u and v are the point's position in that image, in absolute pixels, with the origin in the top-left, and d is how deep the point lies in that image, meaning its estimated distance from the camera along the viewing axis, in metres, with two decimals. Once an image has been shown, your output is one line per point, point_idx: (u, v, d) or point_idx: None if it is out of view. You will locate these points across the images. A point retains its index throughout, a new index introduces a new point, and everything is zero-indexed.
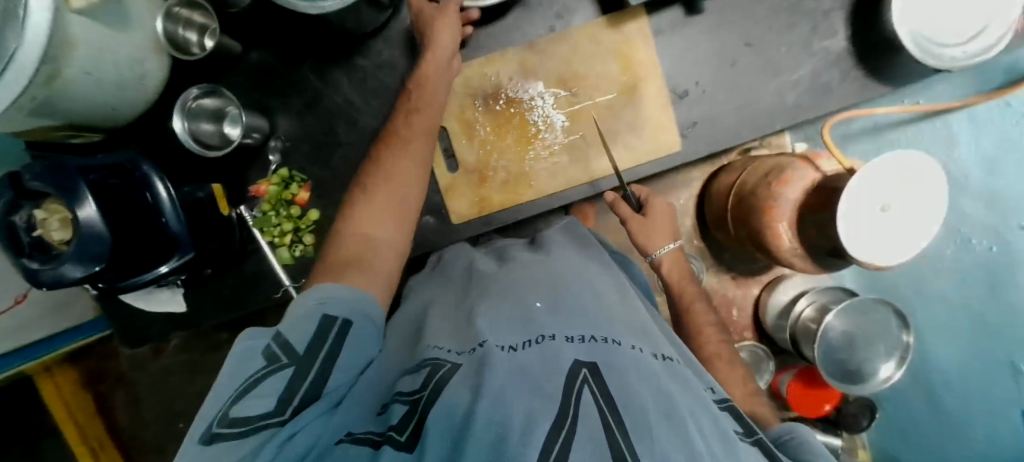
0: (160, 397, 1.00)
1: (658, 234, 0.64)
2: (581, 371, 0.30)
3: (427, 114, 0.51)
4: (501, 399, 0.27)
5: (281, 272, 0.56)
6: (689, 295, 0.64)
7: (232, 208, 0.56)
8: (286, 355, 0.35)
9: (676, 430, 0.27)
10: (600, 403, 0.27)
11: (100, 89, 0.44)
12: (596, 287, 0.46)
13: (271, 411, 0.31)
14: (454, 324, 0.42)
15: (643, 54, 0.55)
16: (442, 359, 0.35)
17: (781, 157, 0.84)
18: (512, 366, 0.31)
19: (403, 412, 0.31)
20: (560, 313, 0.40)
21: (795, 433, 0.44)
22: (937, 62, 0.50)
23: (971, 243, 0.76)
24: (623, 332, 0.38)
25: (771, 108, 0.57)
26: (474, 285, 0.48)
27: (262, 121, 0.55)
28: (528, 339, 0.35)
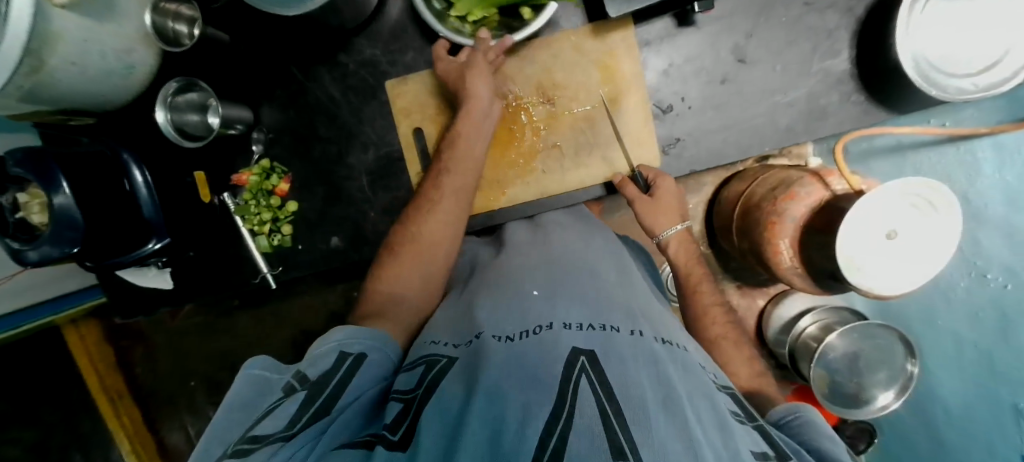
0: (174, 355, 1.05)
1: (664, 215, 0.53)
2: (578, 360, 0.30)
3: (460, 173, 0.53)
4: (497, 396, 0.28)
5: (259, 260, 0.60)
6: (697, 277, 0.54)
7: (215, 196, 0.60)
8: (301, 382, 0.35)
9: (675, 416, 0.26)
10: (598, 393, 0.27)
11: (88, 77, 0.46)
12: (595, 269, 0.47)
13: (282, 429, 0.29)
14: (455, 319, 0.45)
15: (625, 64, 0.54)
16: (438, 354, 0.39)
17: (793, 169, 0.78)
18: (509, 361, 0.32)
19: (397, 411, 0.33)
20: (557, 299, 0.40)
21: (798, 414, 0.39)
22: (943, 94, 0.47)
23: (985, 278, 0.70)
24: (620, 317, 0.38)
25: (762, 129, 0.55)
26: (482, 274, 0.50)
27: (248, 112, 0.60)
28: (525, 329, 0.36)
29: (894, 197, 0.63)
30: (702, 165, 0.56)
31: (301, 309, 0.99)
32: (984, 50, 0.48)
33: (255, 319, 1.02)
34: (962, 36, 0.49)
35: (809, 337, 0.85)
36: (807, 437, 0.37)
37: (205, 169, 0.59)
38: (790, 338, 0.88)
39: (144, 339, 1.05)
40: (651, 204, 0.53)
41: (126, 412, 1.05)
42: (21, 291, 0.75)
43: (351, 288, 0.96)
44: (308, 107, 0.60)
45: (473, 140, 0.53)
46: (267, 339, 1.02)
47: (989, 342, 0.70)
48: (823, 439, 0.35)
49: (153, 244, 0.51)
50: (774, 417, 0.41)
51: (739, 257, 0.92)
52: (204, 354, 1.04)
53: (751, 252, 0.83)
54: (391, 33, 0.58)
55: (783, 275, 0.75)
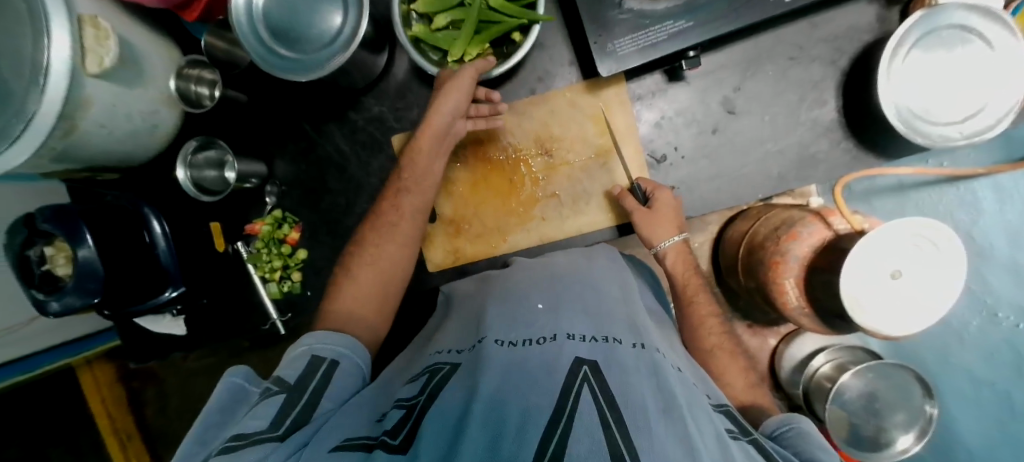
0: (182, 397, 1.06)
1: (659, 230, 0.52)
2: (582, 369, 0.31)
3: (418, 194, 0.55)
4: (500, 399, 0.29)
5: (269, 306, 0.62)
6: (692, 289, 0.55)
7: (229, 244, 0.63)
8: (278, 385, 0.38)
9: (674, 424, 0.27)
10: (599, 400, 0.28)
11: (114, 137, 0.50)
12: (597, 285, 0.47)
13: (264, 428, 0.33)
14: (464, 328, 0.45)
15: (619, 118, 0.56)
16: (442, 363, 0.40)
17: (795, 210, 0.79)
18: (510, 367, 0.32)
19: (399, 418, 0.32)
20: (561, 313, 0.41)
21: (793, 424, 0.39)
22: (927, 140, 0.49)
23: (997, 316, 0.70)
24: (622, 330, 0.39)
25: (755, 176, 0.56)
26: (490, 286, 0.52)
27: (261, 166, 0.63)
28: (530, 337, 0.37)
29: (893, 236, 0.63)
30: (697, 211, 0.58)
31: None
32: (967, 98, 0.50)
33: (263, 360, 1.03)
34: (943, 85, 0.50)
35: (822, 377, 0.84)
36: (799, 449, 0.37)
37: (219, 219, 0.62)
38: (804, 378, 0.86)
39: (155, 379, 1.06)
40: (649, 216, 0.52)
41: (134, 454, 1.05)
42: (36, 334, 0.77)
43: None
44: (318, 160, 0.63)
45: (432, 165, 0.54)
46: None
47: None
48: (817, 450, 0.35)
49: (170, 292, 0.54)
50: (770, 428, 0.41)
51: (745, 295, 0.91)
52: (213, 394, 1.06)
53: (758, 290, 0.82)
54: (396, 90, 0.62)
55: (790, 315, 0.75)
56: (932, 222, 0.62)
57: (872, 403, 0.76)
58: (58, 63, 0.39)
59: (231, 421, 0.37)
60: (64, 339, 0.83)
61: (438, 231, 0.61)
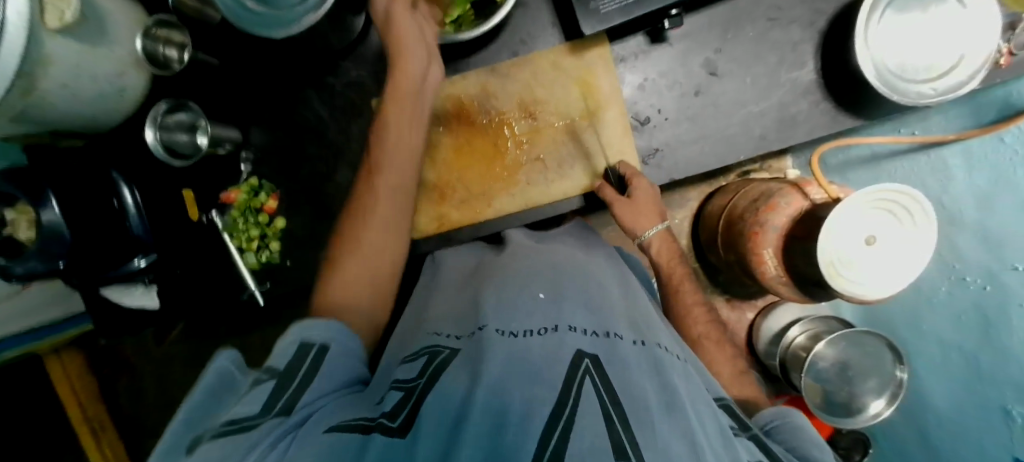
0: (159, 382, 1.08)
1: (642, 221, 0.54)
2: (583, 363, 0.33)
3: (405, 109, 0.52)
4: (499, 390, 0.30)
5: (249, 276, 0.61)
6: (678, 277, 0.56)
7: (203, 213, 0.60)
8: (267, 373, 0.34)
9: (678, 420, 0.29)
10: (602, 394, 0.29)
11: (80, 102, 0.47)
12: (595, 279, 0.49)
13: (253, 414, 0.30)
14: (457, 313, 0.46)
15: (603, 81, 0.56)
16: (440, 346, 0.41)
17: (773, 181, 0.81)
18: (513, 358, 0.34)
19: (397, 398, 0.33)
20: (561, 303, 0.42)
21: (787, 418, 0.41)
22: (902, 97, 0.50)
23: (965, 279, 0.70)
24: (625, 327, 0.40)
25: (738, 138, 0.57)
26: (478, 275, 0.51)
27: (236, 132, 0.64)
28: (531, 328, 0.38)
29: (866, 202, 0.64)
30: (682, 173, 0.58)
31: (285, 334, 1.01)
32: (940, 56, 0.51)
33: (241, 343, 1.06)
34: (916, 43, 0.52)
35: (798, 346, 0.86)
36: (795, 443, 0.38)
37: (192, 186, 0.59)
38: (781, 348, 0.89)
39: (129, 369, 1.07)
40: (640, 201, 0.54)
41: (109, 445, 1.04)
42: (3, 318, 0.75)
43: None
44: (298, 127, 0.64)
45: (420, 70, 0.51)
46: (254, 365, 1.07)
47: (971, 344, 0.70)
48: (813, 448, 0.37)
49: (139, 261, 0.51)
50: (763, 419, 0.43)
51: (725, 268, 0.93)
52: (191, 379, 1.08)
53: (739, 263, 0.84)
54: (376, 54, 0.61)
55: (768, 284, 0.77)
56: (906, 190, 0.62)
57: (844, 371, 0.80)
58: (14, 14, 0.35)
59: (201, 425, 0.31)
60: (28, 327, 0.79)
61: (425, 216, 0.61)
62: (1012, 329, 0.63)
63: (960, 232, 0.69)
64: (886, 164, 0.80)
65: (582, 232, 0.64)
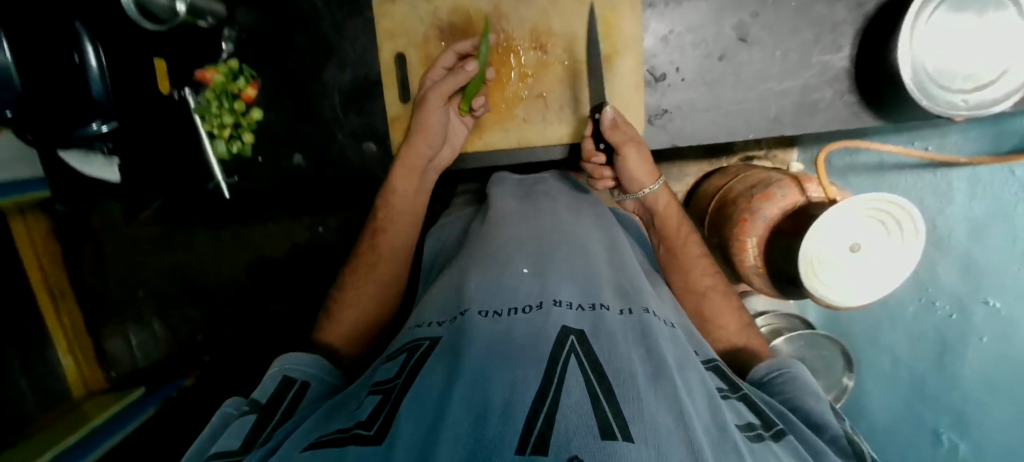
0: (127, 262, 1.10)
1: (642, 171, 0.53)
2: (568, 339, 0.31)
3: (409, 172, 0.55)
4: (482, 379, 0.27)
5: (216, 167, 0.61)
6: (684, 235, 0.57)
7: (174, 89, 0.57)
8: (251, 405, 0.40)
9: (664, 391, 0.27)
10: (587, 370, 0.28)
11: None
12: (585, 246, 0.48)
13: (237, 446, 0.34)
14: (444, 297, 0.43)
15: (626, 25, 0.53)
16: (422, 338, 0.38)
17: (775, 171, 0.80)
18: (495, 338, 0.32)
19: (373, 407, 0.31)
20: (548, 277, 0.40)
21: (785, 371, 0.44)
22: (932, 104, 0.47)
23: (934, 304, 0.70)
24: (611, 297, 0.39)
25: (752, 116, 0.54)
26: (475, 247, 0.50)
27: (221, 6, 0.58)
28: (514, 307, 0.36)
29: (858, 210, 0.63)
30: (685, 141, 0.56)
31: (263, 235, 1.09)
32: (983, 67, 0.48)
33: (214, 237, 1.09)
34: (962, 47, 0.48)
35: None
36: (791, 395, 0.42)
37: (165, 57, 0.54)
38: None
39: (93, 243, 1.08)
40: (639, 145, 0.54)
41: (66, 312, 1.05)
42: None
43: (316, 222, 1.08)
44: (290, 12, 0.59)
45: (438, 134, 0.53)
46: (222, 261, 1.10)
47: (922, 366, 0.73)
48: (809, 398, 0.40)
49: (98, 125, 0.47)
50: (762, 371, 0.46)
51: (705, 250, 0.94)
52: (158, 263, 1.10)
53: (719, 247, 0.83)
54: None
55: (745, 273, 0.77)
56: (903, 202, 0.60)
57: None
58: None
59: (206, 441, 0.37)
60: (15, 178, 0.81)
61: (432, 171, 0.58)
62: (966, 360, 0.66)
63: (941, 257, 0.69)
64: (890, 176, 0.79)
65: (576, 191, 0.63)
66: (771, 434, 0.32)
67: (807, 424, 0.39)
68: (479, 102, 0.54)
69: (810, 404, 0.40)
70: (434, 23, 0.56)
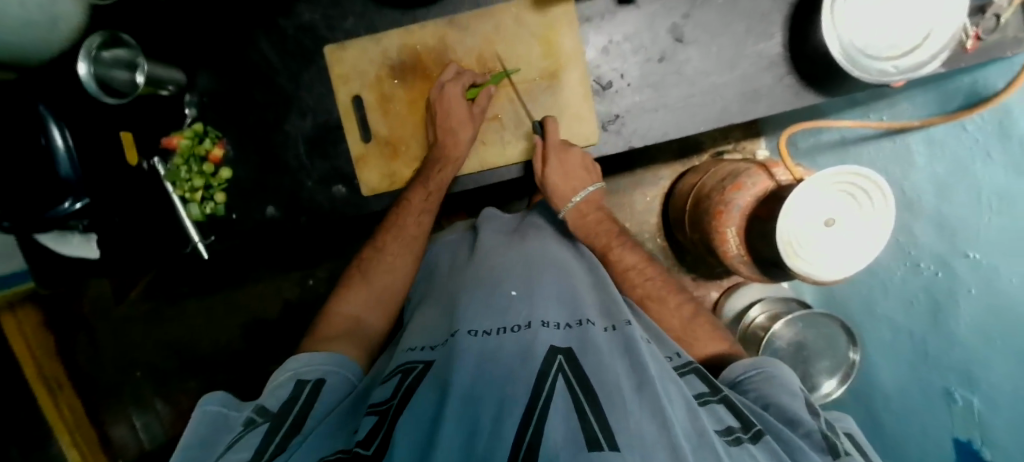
0: (120, 344, 1.09)
1: (562, 196, 0.59)
2: (557, 359, 0.36)
3: (445, 170, 0.58)
4: (472, 399, 0.32)
5: (191, 229, 0.61)
6: (603, 242, 0.60)
7: (143, 159, 0.58)
8: (262, 415, 0.39)
9: (648, 400, 0.32)
10: (574, 386, 0.33)
11: (9, 35, 0.41)
12: (569, 271, 0.53)
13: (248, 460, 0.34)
14: (433, 327, 0.49)
15: (567, 40, 0.56)
16: (416, 361, 0.42)
17: (741, 162, 0.81)
18: (485, 358, 0.37)
19: (371, 424, 0.35)
20: (533, 298, 0.46)
21: (760, 369, 0.45)
22: (863, 75, 0.49)
23: (919, 266, 0.70)
24: (597, 315, 0.45)
25: (701, 110, 0.56)
26: (461, 278, 0.54)
27: (180, 74, 0.61)
28: (504, 326, 0.42)
29: (827, 185, 0.64)
30: (641, 141, 0.58)
31: (254, 295, 1.09)
32: (907, 33, 0.50)
33: (206, 303, 1.09)
34: (884, 17, 0.50)
35: (758, 326, 0.90)
36: (763, 393, 0.43)
37: (133, 129, 0.56)
38: (741, 328, 0.93)
39: (86, 329, 1.08)
40: (558, 165, 0.57)
41: (66, 404, 1.03)
42: None
43: (305, 275, 1.07)
44: (246, 70, 0.62)
45: (466, 136, 0.56)
46: (214, 327, 1.10)
47: (919, 329, 0.73)
48: (782, 394, 0.41)
49: (72, 203, 0.47)
50: (738, 371, 0.47)
51: (692, 247, 0.95)
52: (151, 339, 1.10)
53: (704, 242, 0.85)
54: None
55: (730, 264, 0.78)
56: (870, 174, 0.61)
57: (799, 351, 0.83)
58: None
59: (216, 447, 0.37)
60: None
61: (406, 215, 0.60)
62: (959, 316, 0.64)
63: (915, 220, 0.70)
64: (854, 150, 0.81)
65: (533, 218, 0.67)
66: (750, 436, 0.34)
67: (784, 421, 0.40)
68: (443, 130, 0.56)
69: (784, 400, 0.41)
70: (384, 62, 0.59)
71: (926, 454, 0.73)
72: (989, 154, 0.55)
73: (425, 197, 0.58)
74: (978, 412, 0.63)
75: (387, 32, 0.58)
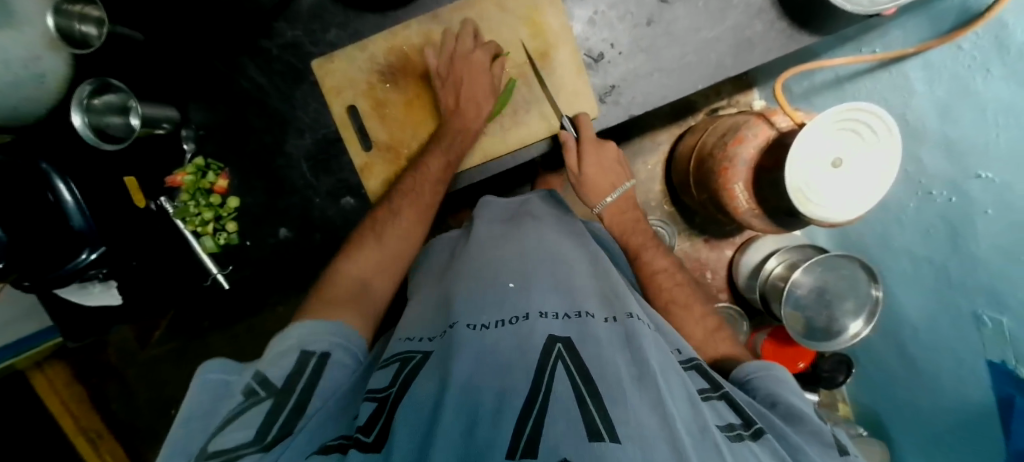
0: (151, 386, 1.10)
1: (598, 192, 0.63)
2: (555, 347, 0.36)
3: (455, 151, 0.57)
4: (472, 387, 0.32)
5: (207, 261, 0.63)
6: (636, 244, 0.62)
7: (150, 200, 0.59)
8: (265, 389, 0.38)
9: (648, 392, 0.32)
10: (573, 375, 0.33)
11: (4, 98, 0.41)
12: (567, 258, 0.53)
13: (250, 440, 0.33)
14: (429, 317, 0.49)
15: (551, 17, 0.56)
16: (413, 350, 0.43)
17: (741, 114, 0.81)
18: (484, 349, 0.37)
19: (371, 411, 0.35)
20: (532, 288, 0.46)
21: (770, 370, 0.45)
22: (856, 7, 0.48)
23: (932, 193, 0.70)
24: (597, 306, 0.45)
25: (695, 69, 0.56)
26: (453, 271, 0.54)
27: (174, 111, 0.61)
28: (502, 318, 0.41)
29: (833, 124, 0.64)
30: (641, 108, 0.58)
31: (275, 320, 1.08)
32: None
33: (228, 335, 1.10)
34: None
35: (776, 277, 0.90)
36: (771, 393, 0.43)
37: (136, 173, 0.57)
38: (761, 281, 0.93)
39: (116, 375, 1.09)
40: (591, 156, 0.59)
41: (108, 452, 1.08)
42: None
43: None
44: (239, 98, 0.62)
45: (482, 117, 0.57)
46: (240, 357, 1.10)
47: (938, 255, 0.72)
48: (793, 396, 0.41)
49: (88, 254, 0.48)
50: (747, 370, 0.47)
51: (700, 208, 0.95)
52: (180, 377, 1.11)
53: (712, 200, 0.84)
54: (311, 11, 0.59)
55: (741, 219, 0.76)
56: (875, 108, 0.61)
57: (821, 295, 0.84)
58: None
59: (222, 415, 0.37)
60: (10, 339, 0.83)
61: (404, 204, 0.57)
62: (979, 235, 0.63)
63: (924, 147, 0.69)
64: (850, 86, 0.81)
65: (524, 206, 0.68)
66: (750, 434, 0.34)
67: (792, 420, 0.40)
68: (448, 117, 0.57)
69: (794, 402, 0.41)
70: (373, 68, 0.59)
71: (963, 382, 0.73)
72: (989, 70, 0.53)
73: (443, 168, 0.57)
74: (1008, 333, 0.62)
75: (371, 38, 0.58)
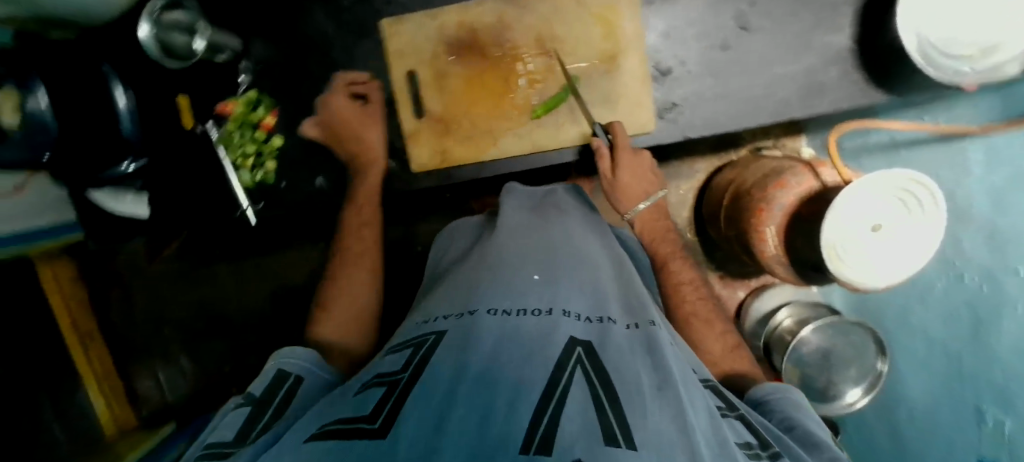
0: (153, 301, 1.12)
1: (629, 198, 0.57)
2: (576, 349, 0.36)
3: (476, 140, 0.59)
4: (489, 377, 0.32)
5: (240, 194, 0.63)
6: (664, 252, 0.60)
7: (199, 123, 0.59)
8: (246, 400, 0.40)
9: (670, 403, 0.32)
10: (591, 380, 0.32)
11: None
12: (594, 261, 0.52)
13: (230, 441, 0.34)
14: (451, 297, 0.48)
15: (626, 22, 0.55)
16: (428, 333, 0.42)
17: (786, 159, 0.80)
18: (505, 335, 0.37)
19: (380, 394, 0.34)
20: (556, 286, 0.45)
21: (788, 393, 0.45)
22: (937, 73, 0.47)
23: (963, 277, 0.68)
24: (619, 312, 0.45)
25: (758, 103, 0.55)
26: (482, 254, 0.54)
27: (236, 41, 0.61)
28: (525, 308, 0.41)
29: (883, 188, 0.62)
30: (696, 131, 0.58)
31: (284, 263, 1.10)
32: (983, 32, 0.48)
33: (236, 269, 1.11)
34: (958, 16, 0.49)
35: (785, 330, 0.89)
36: (787, 416, 0.42)
37: (188, 93, 0.59)
38: (768, 330, 0.92)
39: (120, 282, 1.11)
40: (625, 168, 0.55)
41: (97, 357, 1.07)
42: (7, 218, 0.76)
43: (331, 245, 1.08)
44: (302, 40, 0.62)
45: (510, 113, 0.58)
46: (243, 291, 1.12)
47: (953, 341, 0.71)
48: (811, 422, 0.41)
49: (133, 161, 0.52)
50: (765, 390, 0.46)
51: (725, 244, 0.94)
52: (182, 297, 1.13)
53: (739, 239, 0.83)
54: None
55: (767, 263, 0.76)
56: (928, 181, 0.60)
57: (826, 358, 0.82)
58: None
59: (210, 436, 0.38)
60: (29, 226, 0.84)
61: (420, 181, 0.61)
62: (1002, 332, 0.62)
63: (966, 230, 0.67)
64: (903, 152, 0.80)
65: (557, 200, 0.66)
66: (768, 455, 0.34)
67: (807, 444, 0.39)
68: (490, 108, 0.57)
69: (810, 428, 0.40)
70: (439, 38, 0.59)
71: None
72: None
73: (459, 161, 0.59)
74: (1009, 433, 0.61)
75: (444, 7, 0.58)
